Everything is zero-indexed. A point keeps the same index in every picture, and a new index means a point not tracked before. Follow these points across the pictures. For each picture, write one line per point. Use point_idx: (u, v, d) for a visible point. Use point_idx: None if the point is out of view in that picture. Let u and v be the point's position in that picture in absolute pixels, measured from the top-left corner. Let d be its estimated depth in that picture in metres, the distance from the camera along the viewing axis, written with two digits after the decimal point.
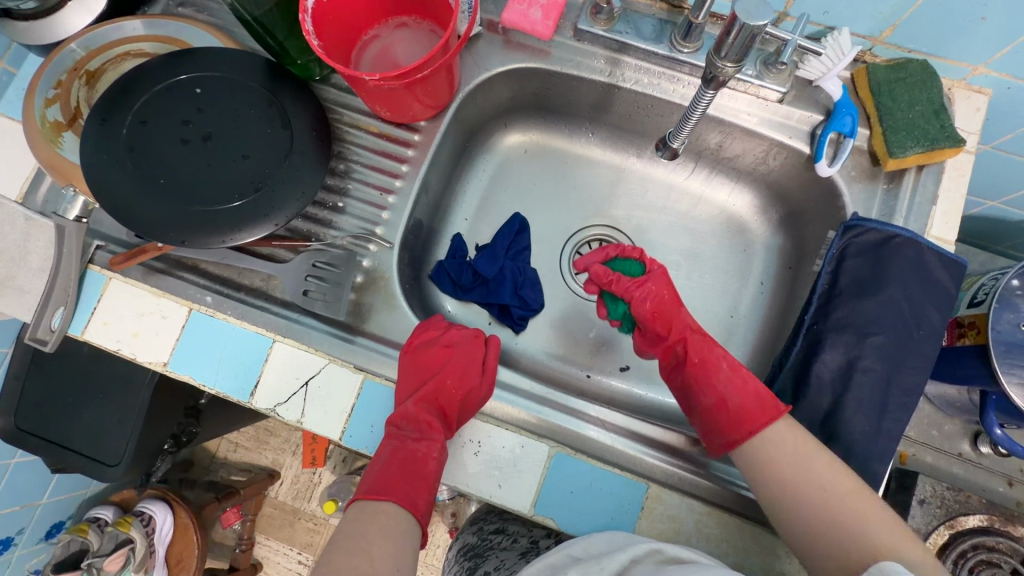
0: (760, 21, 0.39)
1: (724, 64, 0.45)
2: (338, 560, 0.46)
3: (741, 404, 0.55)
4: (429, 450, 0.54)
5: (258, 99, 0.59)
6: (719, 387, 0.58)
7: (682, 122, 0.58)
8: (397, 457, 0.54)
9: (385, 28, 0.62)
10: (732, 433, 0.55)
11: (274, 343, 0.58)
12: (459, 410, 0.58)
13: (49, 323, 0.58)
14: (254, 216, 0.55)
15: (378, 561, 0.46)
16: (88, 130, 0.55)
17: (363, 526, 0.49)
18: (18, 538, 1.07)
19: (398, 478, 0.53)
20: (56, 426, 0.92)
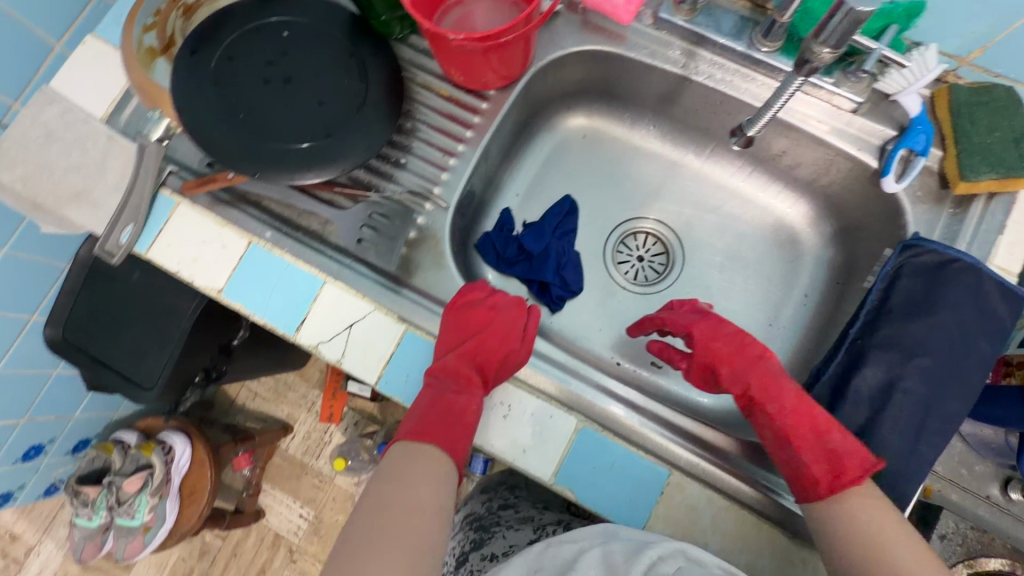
0: (868, 7, 0.39)
1: (821, 48, 0.45)
2: (389, 492, 0.49)
3: (819, 462, 0.52)
4: (469, 401, 0.56)
5: (340, 47, 0.61)
6: (806, 456, 0.53)
7: (762, 110, 0.58)
8: (436, 405, 0.55)
9: None
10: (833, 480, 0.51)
11: (324, 284, 0.60)
12: (497, 370, 0.59)
13: (118, 239, 0.62)
14: (323, 159, 0.57)
15: (422, 497, 0.49)
16: (179, 58, 0.58)
17: (411, 465, 0.52)
18: (49, 447, 1.13)
19: (438, 424, 0.54)
20: (100, 345, 0.97)
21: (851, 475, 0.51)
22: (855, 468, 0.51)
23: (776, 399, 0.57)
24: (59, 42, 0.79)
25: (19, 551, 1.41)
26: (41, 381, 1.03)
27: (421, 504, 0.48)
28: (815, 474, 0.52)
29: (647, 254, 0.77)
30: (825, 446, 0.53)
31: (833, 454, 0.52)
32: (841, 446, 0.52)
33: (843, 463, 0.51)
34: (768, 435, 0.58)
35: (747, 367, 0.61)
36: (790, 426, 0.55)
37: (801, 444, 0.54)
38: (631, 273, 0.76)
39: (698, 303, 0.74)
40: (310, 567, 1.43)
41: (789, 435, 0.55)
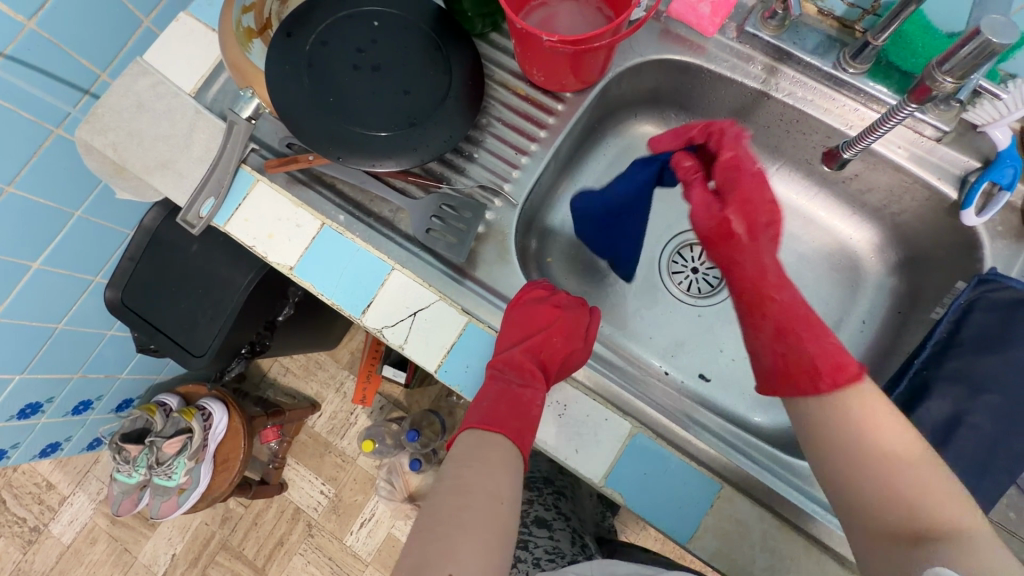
0: (1003, 40, 0.42)
1: (943, 77, 0.48)
2: (472, 477, 0.49)
3: (820, 356, 0.48)
4: (536, 396, 0.56)
5: (426, 40, 0.62)
6: (807, 347, 0.49)
7: (865, 132, 0.56)
8: (505, 396, 0.55)
9: None
10: (819, 375, 0.47)
11: (392, 270, 0.62)
12: (558, 368, 0.60)
13: (199, 210, 0.64)
14: (404, 148, 0.59)
15: (502, 485, 0.49)
16: (274, 41, 0.59)
17: (489, 452, 0.51)
18: (97, 403, 1.18)
19: (507, 415, 0.54)
20: (157, 310, 1.01)
21: (852, 369, 0.46)
22: (832, 360, 0.47)
23: (764, 281, 0.54)
24: (148, 19, 0.82)
25: (54, 499, 1.47)
26: (96, 339, 1.08)
27: (501, 492, 0.49)
28: (798, 375, 0.49)
29: (702, 266, 0.77)
30: (815, 345, 0.49)
31: (827, 350, 0.48)
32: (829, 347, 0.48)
33: (843, 349, 0.48)
34: (767, 331, 0.52)
35: (773, 234, 0.56)
36: (782, 318, 0.52)
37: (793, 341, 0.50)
38: (685, 284, 0.77)
39: None
40: (326, 544, 1.45)
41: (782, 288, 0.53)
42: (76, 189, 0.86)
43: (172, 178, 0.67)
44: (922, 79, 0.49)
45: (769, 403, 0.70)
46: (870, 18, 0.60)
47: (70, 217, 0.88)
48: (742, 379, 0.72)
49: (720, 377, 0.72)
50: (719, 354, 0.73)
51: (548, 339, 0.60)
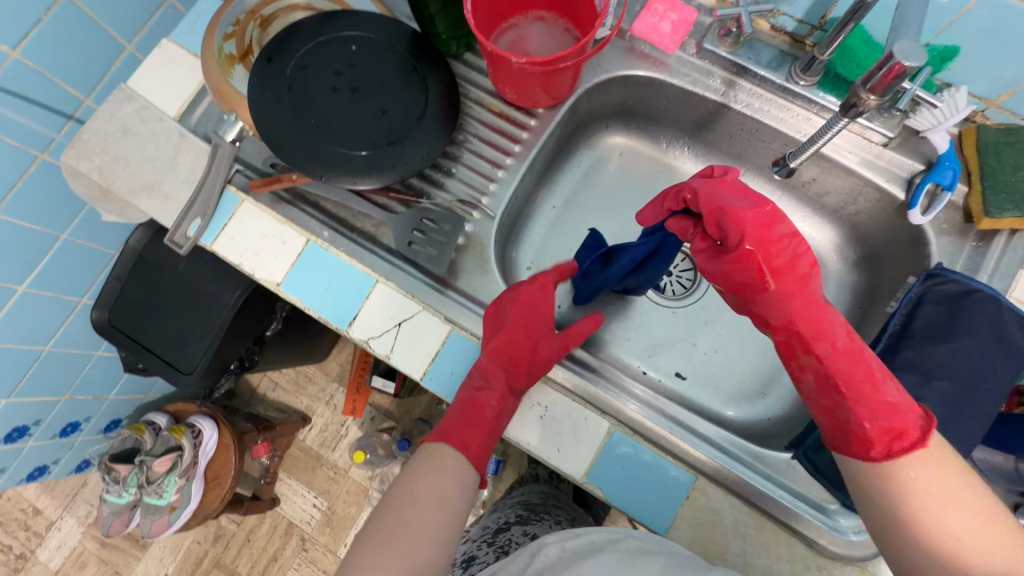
0: (912, 63, 0.45)
1: (867, 94, 0.52)
2: (413, 490, 0.51)
3: (871, 421, 0.47)
4: (496, 406, 0.58)
5: (402, 62, 0.65)
6: (865, 404, 0.48)
7: (807, 143, 0.60)
8: (463, 408, 0.58)
9: (524, 18, 0.68)
10: (888, 439, 0.46)
11: (377, 283, 0.64)
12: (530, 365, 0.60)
13: (186, 231, 0.66)
14: (384, 166, 0.62)
15: (420, 488, 0.51)
16: (256, 66, 0.62)
17: (437, 465, 0.54)
18: (84, 424, 1.18)
19: (467, 426, 0.57)
20: (144, 329, 1.02)
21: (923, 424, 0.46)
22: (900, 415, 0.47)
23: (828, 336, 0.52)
24: (130, 44, 0.83)
25: (40, 524, 1.45)
26: (84, 360, 1.08)
27: (419, 495, 0.50)
28: (867, 435, 0.47)
29: (676, 269, 0.81)
30: (880, 402, 0.48)
31: (893, 405, 0.47)
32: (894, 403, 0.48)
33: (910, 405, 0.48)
34: (810, 382, 0.53)
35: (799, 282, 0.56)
36: (840, 374, 0.50)
37: (856, 404, 0.49)
38: (660, 286, 0.81)
39: (722, 318, 0.78)
40: (321, 556, 1.46)
41: (820, 336, 0.53)
42: (60, 213, 0.87)
43: (158, 200, 0.68)
44: (849, 98, 0.53)
45: (742, 398, 0.73)
46: (818, 34, 0.64)
47: (55, 241, 0.89)
48: (716, 376, 0.75)
49: (694, 375, 0.75)
50: (693, 353, 0.77)
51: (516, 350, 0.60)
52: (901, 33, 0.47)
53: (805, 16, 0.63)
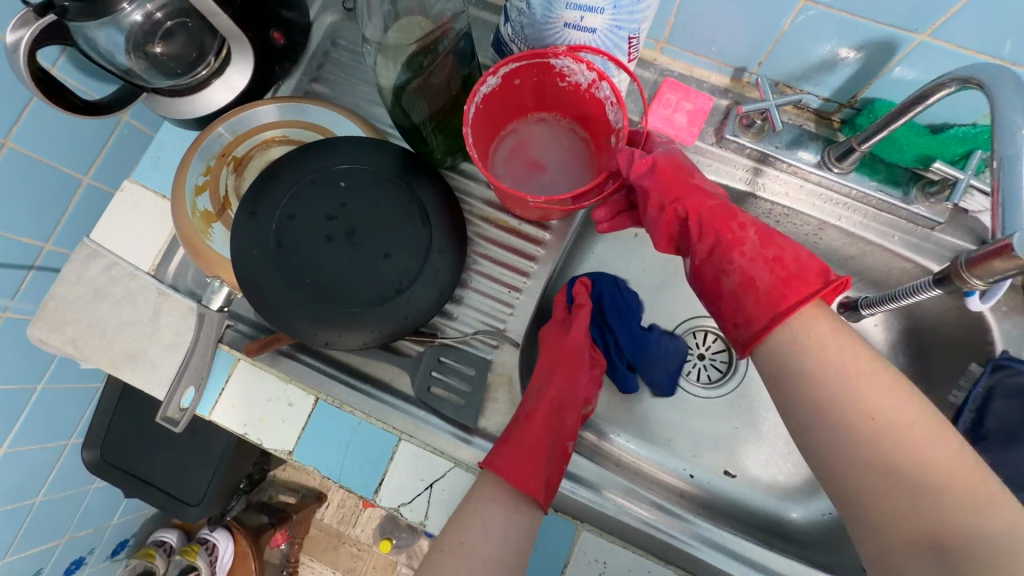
0: None
1: (974, 280, 0.44)
2: (446, 536, 0.53)
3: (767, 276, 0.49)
4: (552, 400, 0.58)
5: (397, 194, 0.58)
6: (743, 262, 0.50)
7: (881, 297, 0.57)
8: (515, 428, 0.56)
9: (523, 122, 0.61)
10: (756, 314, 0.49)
11: (400, 441, 0.58)
12: (569, 360, 0.63)
13: (179, 402, 0.59)
14: (395, 318, 0.55)
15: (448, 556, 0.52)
16: (238, 224, 0.56)
17: (479, 494, 0.54)
18: (89, 558, 1.10)
19: (529, 440, 0.55)
20: (141, 462, 0.94)
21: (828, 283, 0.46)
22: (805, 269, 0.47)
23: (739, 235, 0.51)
24: (87, 175, 0.72)
25: None
26: (80, 497, 1.00)
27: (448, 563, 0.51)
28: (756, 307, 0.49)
29: (708, 351, 0.76)
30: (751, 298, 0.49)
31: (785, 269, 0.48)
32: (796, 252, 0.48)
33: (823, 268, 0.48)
34: (736, 276, 0.50)
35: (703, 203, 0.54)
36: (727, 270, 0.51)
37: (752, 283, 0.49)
38: (694, 374, 0.75)
39: (767, 406, 0.72)
40: None
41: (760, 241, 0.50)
42: (31, 367, 0.78)
43: (144, 370, 0.61)
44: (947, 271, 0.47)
45: (800, 495, 0.69)
46: (847, 111, 0.59)
47: (32, 393, 0.81)
48: (769, 471, 0.70)
49: (747, 474, 0.70)
50: (744, 447, 0.71)
51: (558, 354, 0.63)
52: (1009, 130, 0.38)
53: (833, 94, 0.58)
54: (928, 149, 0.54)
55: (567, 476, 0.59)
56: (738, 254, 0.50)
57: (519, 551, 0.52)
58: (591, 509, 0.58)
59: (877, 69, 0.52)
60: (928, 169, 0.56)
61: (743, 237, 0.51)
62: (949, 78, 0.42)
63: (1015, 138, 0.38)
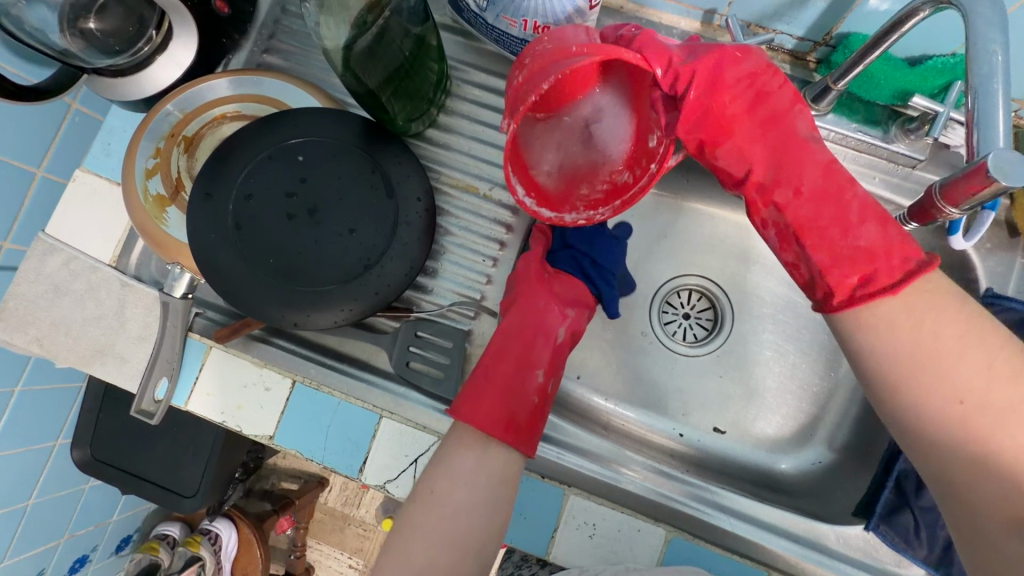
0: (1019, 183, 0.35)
1: (951, 210, 0.43)
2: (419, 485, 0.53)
3: (835, 266, 0.45)
4: (512, 332, 0.58)
5: (360, 165, 0.56)
6: (815, 246, 0.46)
7: None
8: (486, 365, 0.56)
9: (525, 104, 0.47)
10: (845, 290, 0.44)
11: (381, 418, 0.57)
12: (531, 294, 0.60)
13: (153, 394, 0.58)
14: (365, 295, 0.54)
15: (443, 495, 0.52)
16: (193, 207, 0.53)
17: (453, 441, 0.53)
18: (93, 555, 1.11)
19: (492, 377, 0.56)
20: (132, 458, 0.93)
21: (919, 266, 0.42)
22: (890, 258, 0.43)
23: (793, 181, 0.47)
24: (41, 168, 0.68)
25: None
26: (75, 497, 1.00)
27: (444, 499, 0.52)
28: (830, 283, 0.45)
29: (693, 310, 0.75)
30: (851, 246, 0.44)
31: (858, 252, 0.44)
32: (868, 202, 0.45)
33: (903, 234, 0.44)
34: (773, 237, 0.49)
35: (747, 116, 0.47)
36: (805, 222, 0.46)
37: (816, 242, 0.46)
38: (679, 333, 0.74)
39: (754, 360, 0.71)
40: None
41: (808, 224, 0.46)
42: (6, 371, 0.77)
43: (113, 364, 0.60)
44: (924, 204, 0.46)
45: (789, 446, 0.69)
46: (822, 49, 0.57)
47: (10, 397, 0.79)
48: (758, 425, 0.70)
49: (736, 429, 0.70)
50: (732, 403, 0.71)
51: (515, 287, 0.60)
52: (985, 54, 0.36)
53: (806, 33, 0.55)
54: (906, 83, 0.52)
55: (552, 441, 0.60)
56: (766, 211, 0.49)
57: (495, 499, 0.52)
58: (579, 472, 0.57)
59: (850, 2, 0.49)
60: (906, 105, 0.54)
61: (768, 234, 0.50)
62: (921, 2, 0.40)
63: (992, 59, 0.36)
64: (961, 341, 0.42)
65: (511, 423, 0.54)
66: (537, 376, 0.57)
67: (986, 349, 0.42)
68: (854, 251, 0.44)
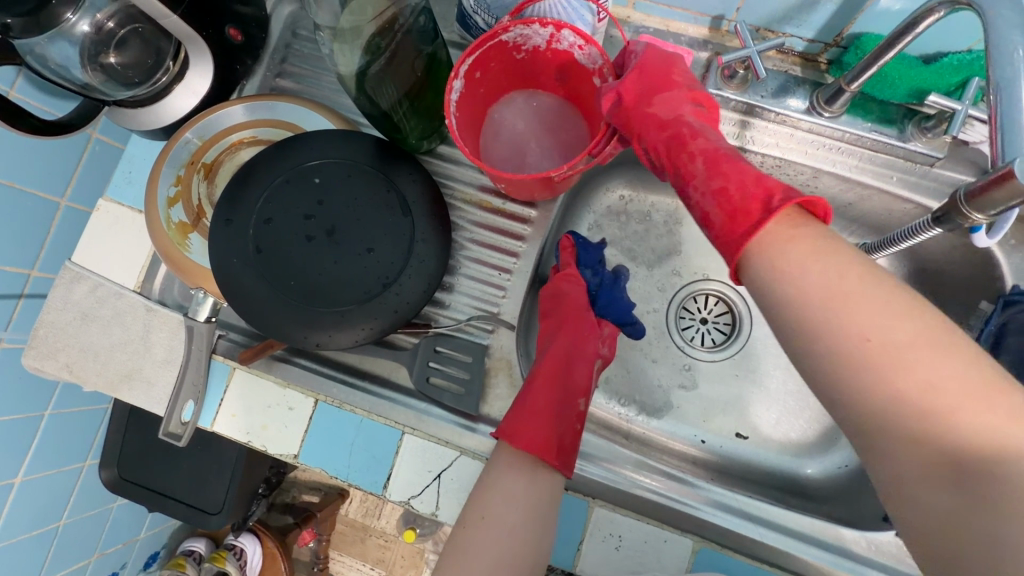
0: None
1: (976, 215, 0.43)
2: (467, 512, 0.53)
3: (721, 208, 0.41)
4: (557, 355, 0.60)
5: (375, 185, 0.57)
6: (699, 200, 0.43)
7: (879, 243, 0.55)
8: (532, 389, 0.57)
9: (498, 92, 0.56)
10: (728, 232, 0.40)
11: (404, 435, 0.58)
12: (574, 317, 0.64)
13: (180, 416, 0.59)
14: (385, 313, 0.54)
15: (487, 514, 0.52)
16: (215, 232, 0.54)
17: (497, 464, 0.54)
18: (122, 572, 1.12)
19: (537, 399, 0.56)
20: (158, 477, 0.95)
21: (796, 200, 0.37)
22: (754, 195, 0.39)
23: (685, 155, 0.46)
24: (64, 197, 0.70)
25: None
26: (103, 516, 1.02)
27: (488, 515, 0.52)
28: (716, 229, 0.41)
29: (710, 315, 0.74)
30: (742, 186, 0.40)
31: (733, 194, 0.40)
32: (745, 164, 0.42)
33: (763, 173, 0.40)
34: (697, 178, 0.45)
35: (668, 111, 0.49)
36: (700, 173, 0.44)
37: (711, 186, 0.42)
38: (697, 338, 0.73)
39: (774, 364, 0.71)
40: None
41: (716, 164, 0.43)
42: (35, 395, 0.79)
43: (141, 388, 0.61)
44: (951, 209, 0.45)
45: (813, 451, 0.68)
46: (833, 50, 0.56)
47: (40, 421, 0.81)
48: (780, 430, 0.69)
49: (758, 435, 0.69)
50: (754, 408, 0.70)
51: (560, 310, 0.65)
52: (1005, 53, 0.36)
53: (817, 35, 0.55)
54: (922, 82, 0.51)
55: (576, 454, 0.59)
56: (691, 188, 0.44)
57: (540, 514, 0.52)
58: (602, 484, 0.57)
59: (859, 4, 0.49)
60: (922, 103, 0.53)
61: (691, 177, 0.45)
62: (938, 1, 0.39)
63: (1012, 57, 0.36)
64: (929, 353, 0.32)
65: (559, 449, 0.54)
66: (580, 403, 0.58)
67: (955, 353, 0.32)
68: (734, 194, 0.40)
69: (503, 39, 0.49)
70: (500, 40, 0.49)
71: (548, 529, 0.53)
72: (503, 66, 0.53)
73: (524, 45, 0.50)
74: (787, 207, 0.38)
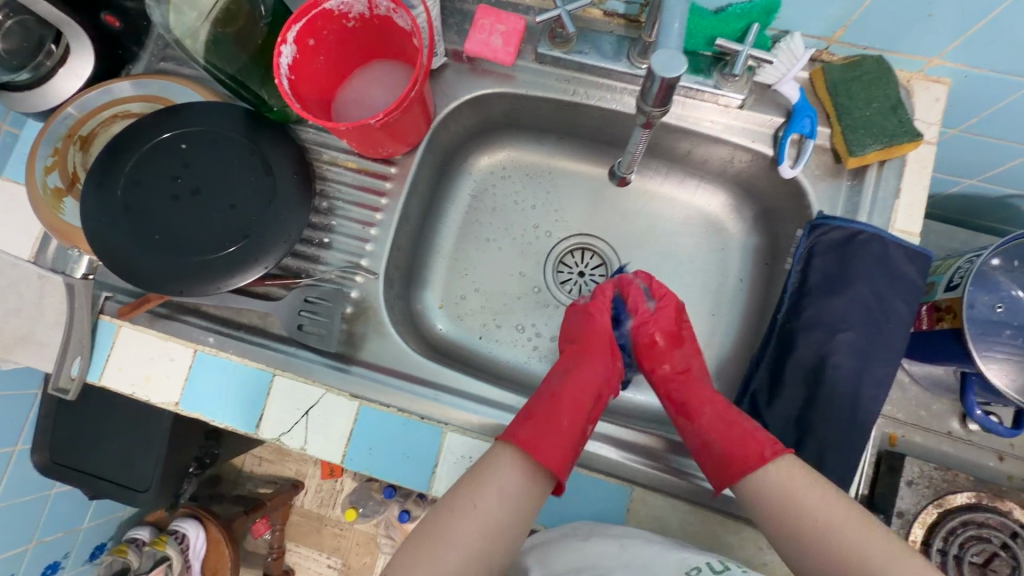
0: (675, 74, 0.39)
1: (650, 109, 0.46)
2: (457, 499, 0.51)
3: (730, 436, 0.56)
4: (580, 385, 0.60)
5: (239, 148, 0.62)
6: (703, 430, 0.58)
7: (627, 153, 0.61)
8: (561, 401, 0.58)
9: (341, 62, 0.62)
10: (735, 465, 0.55)
11: (274, 376, 0.63)
12: (602, 347, 0.65)
13: (69, 372, 0.63)
14: (244, 262, 0.58)
15: (483, 509, 0.50)
16: (86, 194, 0.59)
17: (502, 460, 0.53)
18: (65, 562, 1.15)
19: (560, 414, 0.56)
20: (87, 458, 0.98)
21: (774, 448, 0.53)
22: (751, 446, 0.54)
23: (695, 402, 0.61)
24: None
25: None
26: (41, 503, 1.05)
27: (491, 518, 0.50)
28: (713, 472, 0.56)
29: (587, 269, 0.79)
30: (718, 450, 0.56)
31: (729, 441, 0.56)
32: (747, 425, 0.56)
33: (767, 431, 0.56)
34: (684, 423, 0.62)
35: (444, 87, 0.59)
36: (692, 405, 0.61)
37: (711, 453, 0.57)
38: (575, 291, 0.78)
39: None
40: None
41: (705, 448, 0.58)
42: None
43: (36, 350, 0.63)
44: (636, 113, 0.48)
45: None
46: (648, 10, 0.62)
47: None
48: None
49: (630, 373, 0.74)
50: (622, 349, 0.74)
51: (582, 339, 0.66)
52: None
53: None
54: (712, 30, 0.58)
55: (434, 386, 0.63)
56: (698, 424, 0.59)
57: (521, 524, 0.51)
58: (458, 413, 0.61)
59: None
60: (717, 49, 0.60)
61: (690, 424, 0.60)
62: None
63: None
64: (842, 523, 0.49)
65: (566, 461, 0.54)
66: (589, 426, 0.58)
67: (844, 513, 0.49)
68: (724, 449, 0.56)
69: (325, 7, 0.55)
70: (323, 9, 0.55)
71: (524, 529, 0.52)
72: (338, 37, 0.59)
73: (349, 13, 0.57)
74: (780, 458, 0.53)
